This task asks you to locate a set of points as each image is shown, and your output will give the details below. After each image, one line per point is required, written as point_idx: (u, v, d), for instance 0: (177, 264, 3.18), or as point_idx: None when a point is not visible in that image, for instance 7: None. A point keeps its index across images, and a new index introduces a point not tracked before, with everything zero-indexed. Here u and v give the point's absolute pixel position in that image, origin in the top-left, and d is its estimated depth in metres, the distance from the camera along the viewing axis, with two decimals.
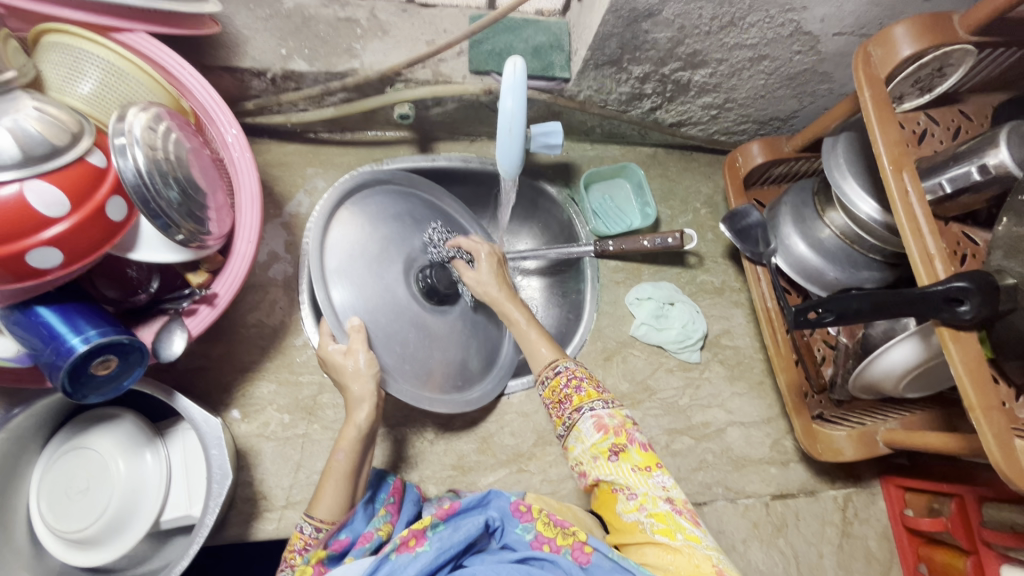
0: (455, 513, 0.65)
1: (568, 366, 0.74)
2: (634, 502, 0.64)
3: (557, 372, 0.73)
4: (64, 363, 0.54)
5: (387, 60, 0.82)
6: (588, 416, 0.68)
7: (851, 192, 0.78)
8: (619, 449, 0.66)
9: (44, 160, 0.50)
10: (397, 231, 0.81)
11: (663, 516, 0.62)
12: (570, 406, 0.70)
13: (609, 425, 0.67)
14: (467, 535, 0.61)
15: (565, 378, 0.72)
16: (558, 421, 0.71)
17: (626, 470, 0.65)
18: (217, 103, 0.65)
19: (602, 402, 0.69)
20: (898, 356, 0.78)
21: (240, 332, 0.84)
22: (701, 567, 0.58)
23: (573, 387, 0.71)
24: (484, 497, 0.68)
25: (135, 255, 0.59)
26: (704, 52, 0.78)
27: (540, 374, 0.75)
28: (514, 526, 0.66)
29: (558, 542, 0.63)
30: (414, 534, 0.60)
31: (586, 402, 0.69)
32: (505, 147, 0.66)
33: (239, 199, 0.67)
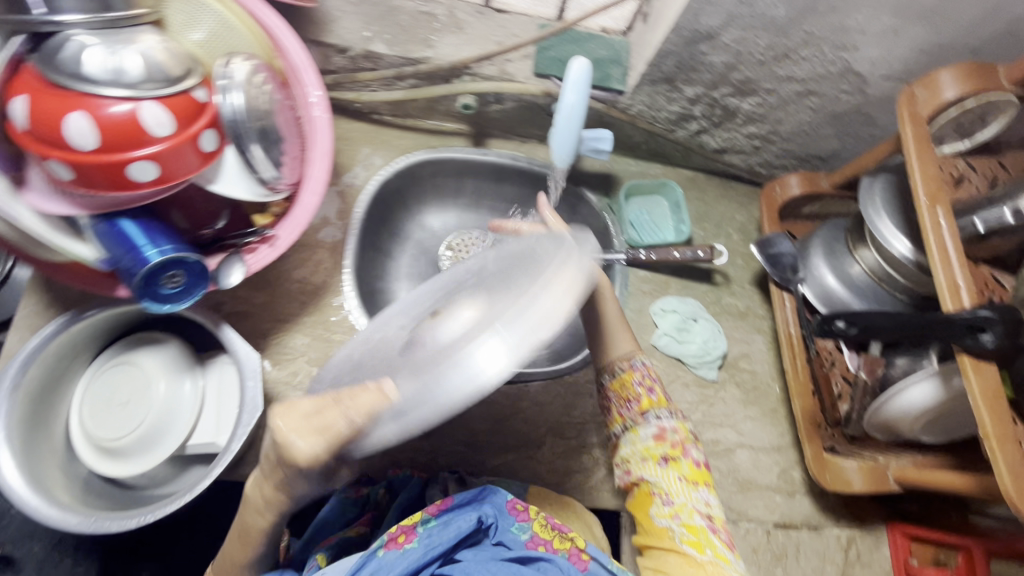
0: (447, 509, 0.69)
1: (643, 362, 0.78)
2: (669, 508, 0.70)
3: (632, 366, 0.78)
4: (142, 269, 0.60)
5: (458, 53, 0.89)
6: (652, 424, 0.75)
7: (886, 229, 0.81)
8: (671, 459, 0.73)
9: (160, 86, 0.56)
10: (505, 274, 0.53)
11: (696, 529, 0.68)
12: (637, 408, 0.76)
13: (668, 438, 0.74)
14: (459, 531, 0.66)
15: (639, 375, 0.77)
16: (619, 419, 0.77)
17: (674, 477, 0.72)
18: (308, 64, 0.70)
19: (668, 413, 0.76)
20: (917, 396, 0.80)
21: (285, 286, 0.89)
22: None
23: (646, 388, 0.77)
24: (479, 493, 0.71)
25: (214, 186, 0.64)
26: (755, 81, 0.83)
27: (613, 364, 0.78)
28: (510, 524, 0.70)
29: (554, 545, 0.69)
30: (403, 530, 0.65)
31: (653, 409, 0.76)
32: (560, 135, 0.71)
33: (311, 154, 0.72)
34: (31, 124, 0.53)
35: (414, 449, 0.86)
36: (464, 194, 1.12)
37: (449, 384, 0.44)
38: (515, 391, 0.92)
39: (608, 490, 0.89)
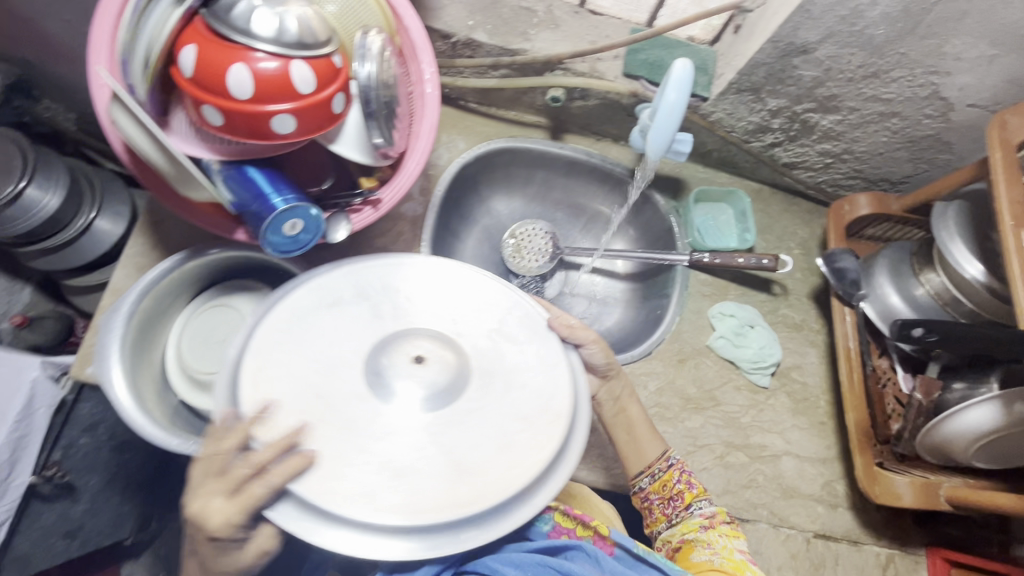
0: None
1: (676, 459, 0.83)
2: (709, 550, 0.75)
3: (670, 465, 0.82)
4: (269, 215, 0.65)
5: (554, 48, 0.93)
6: (696, 513, 0.79)
7: (958, 253, 0.83)
8: (710, 526, 0.78)
9: (310, 48, 0.61)
10: (503, 403, 0.63)
11: (737, 562, 0.73)
12: (680, 502, 0.80)
13: (710, 517, 0.79)
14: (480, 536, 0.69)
15: (677, 474, 0.81)
16: (664, 516, 0.81)
17: (715, 535, 0.77)
18: (425, 44, 0.76)
19: (707, 501, 0.80)
20: (975, 419, 0.81)
21: (366, 252, 0.94)
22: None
23: (686, 483, 0.81)
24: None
25: (335, 146, 0.70)
26: (840, 98, 0.86)
27: (651, 467, 0.82)
28: (534, 520, 0.76)
29: (577, 533, 0.74)
30: None
31: (695, 500, 0.80)
32: (659, 129, 0.76)
33: (418, 127, 0.77)
34: (195, 72, 0.59)
35: None
36: (533, 185, 1.16)
37: (400, 519, 0.54)
38: None
39: None
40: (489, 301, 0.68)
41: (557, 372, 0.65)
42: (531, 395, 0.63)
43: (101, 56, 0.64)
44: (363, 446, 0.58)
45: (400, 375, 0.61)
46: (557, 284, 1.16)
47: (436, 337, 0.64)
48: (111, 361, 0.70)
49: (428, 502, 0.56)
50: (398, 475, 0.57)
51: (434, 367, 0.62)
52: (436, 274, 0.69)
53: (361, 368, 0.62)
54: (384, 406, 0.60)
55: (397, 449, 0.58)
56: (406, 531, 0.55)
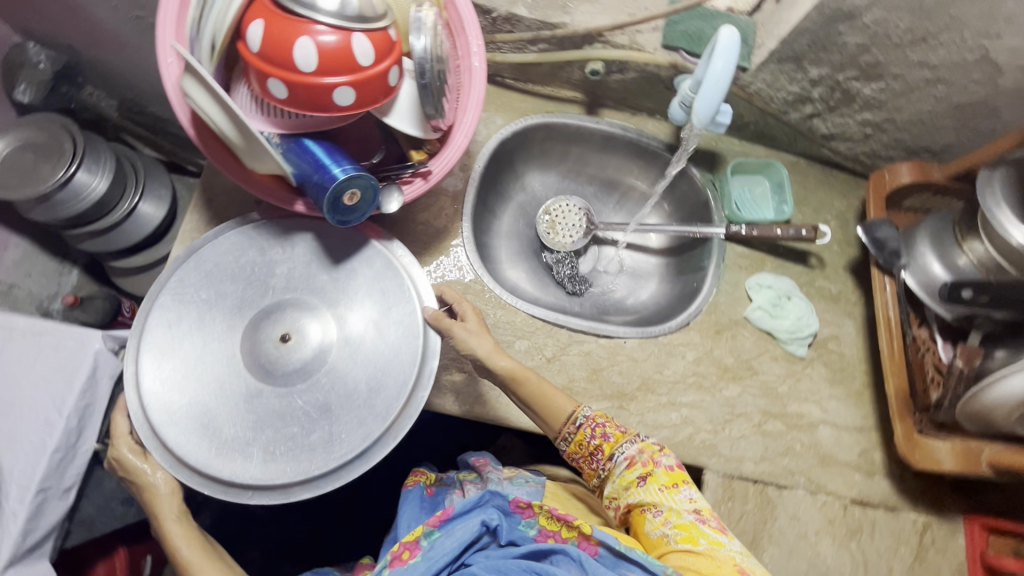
0: (449, 518, 0.70)
1: (588, 416, 0.82)
2: (661, 518, 0.74)
3: (579, 425, 0.81)
4: (329, 184, 0.67)
5: (593, 22, 0.93)
6: (620, 458, 0.79)
7: (1005, 220, 0.82)
8: (648, 475, 0.77)
9: (368, 21, 0.63)
10: (351, 388, 0.72)
11: (686, 525, 0.73)
12: (603, 455, 0.80)
13: (638, 459, 0.78)
14: (461, 541, 0.67)
15: (590, 430, 0.81)
16: (594, 472, 0.82)
17: (655, 490, 0.76)
18: (472, 16, 0.77)
19: (630, 441, 0.80)
20: (1017, 385, 0.82)
21: (410, 227, 0.97)
22: (723, 568, 0.68)
23: (600, 435, 0.81)
24: (479, 498, 0.72)
25: (389, 119, 0.72)
26: (885, 65, 0.85)
27: (562, 431, 0.82)
28: (517, 522, 0.72)
29: (563, 535, 0.71)
30: (407, 547, 0.67)
31: (616, 447, 0.80)
32: (705, 97, 0.75)
33: (465, 100, 0.78)
34: (262, 47, 0.61)
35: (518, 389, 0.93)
36: (568, 161, 1.18)
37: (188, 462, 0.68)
38: (612, 345, 0.98)
39: (694, 447, 0.94)
40: (373, 265, 0.77)
41: (409, 374, 0.72)
42: (379, 384, 0.72)
43: (170, 33, 0.66)
44: (201, 398, 0.70)
45: (267, 358, 0.72)
46: (590, 259, 1.19)
47: (314, 320, 0.74)
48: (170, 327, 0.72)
49: (252, 473, 0.68)
50: (189, 418, 0.69)
51: (305, 349, 0.73)
52: (345, 242, 0.78)
53: (240, 341, 0.73)
54: (253, 384, 0.72)
55: (227, 413, 0.70)
56: (207, 479, 0.68)
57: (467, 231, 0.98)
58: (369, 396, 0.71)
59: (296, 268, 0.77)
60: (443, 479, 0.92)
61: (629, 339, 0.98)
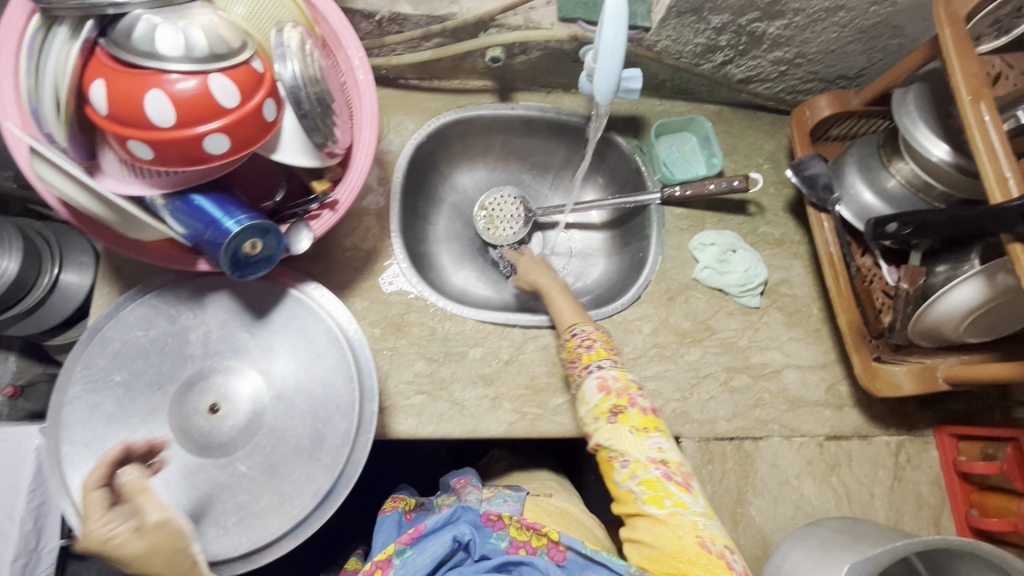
0: (421, 535, 0.74)
1: (583, 329, 0.89)
2: (628, 471, 0.80)
3: (573, 334, 0.89)
4: (224, 241, 0.63)
5: (483, 6, 0.88)
6: (595, 375, 0.84)
7: (923, 137, 0.82)
8: (619, 411, 0.83)
9: (222, 59, 0.58)
10: (294, 444, 0.71)
11: (653, 483, 0.79)
12: (581, 364, 0.86)
13: (613, 388, 0.83)
14: (433, 557, 0.71)
15: (580, 340, 0.88)
16: (571, 377, 0.88)
17: (625, 432, 0.82)
18: (347, 28, 0.72)
19: (609, 363, 0.85)
20: (960, 296, 0.83)
21: (337, 254, 0.92)
22: (684, 540, 0.76)
23: (585, 347, 0.87)
24: (451, 515, 0.76)
25: (277, 156, 0.67)
26: (783, 1, 0.83)
27: (561, 336, 0.91)
28: (488, 536, 0.76)
29: (533, 545, 0.76)
30: (379, 565, 0.72)
31: (595, 360, 0.86)
32: (603, 71, 0.73)
33: (359, 118, 0.74)
34: (110, 107, 0.56)
35: (481, 398, 0.90)
36: (493, 152, 1.14)
37: None
38: None
39: (665, 418, 0.94)
40: (292, 313, 0.75)
41: (351, 419, 0.72)
42: (322, 435, 0.72)
43: (9, 109, 0.60)
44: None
45: (200, 431, 0.70)
46: (537, 246, 1.17)
47: (241, 381, 0.73)
48: (86, 418, 0.68)
49: (207, 550, 0.67)
50: None
51: (238, 414, 0.71)
52: (258, 293, 0.75)
53: (167, 420, 0.70)
54: (191, 461, 0.70)
55: (169, 495, 0.68)
56: None
57: (400, 249, 0.95)
58: (313, 450, 0.71)
59: (212, 331, 0.74)
60: (421, 503, 0.93)
61: None
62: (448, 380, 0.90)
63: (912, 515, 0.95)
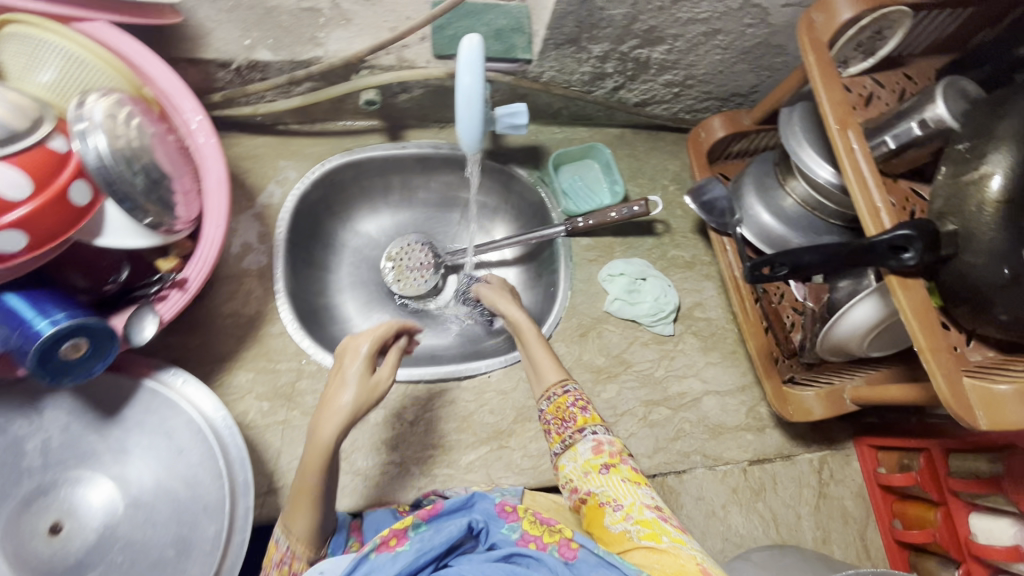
0: (438, 514, 0.62)
1: (574, 387, 0.81)
2: (621, 513, 0.69)
3: (563, 390, 0.81)
4: (33, 345, 0.55)
5: (351, 48, 0.83)
6: (589, 438, 0.76)
7: (810, 158, 0.80)
8: (612, 466, 0.74)
9: (9, 143, 0.52)
10: (157, 555, 0.64)
11: (648, 521, 0.67)
12: (573, 426, 0.78)
13: (606, 449, 0.75)
14: (450, 537, 0.57)
15: (572, 399, 0.81)
16: (558, 438, 0.79)
17: (618, 482, 0.72)
18: (181, 90, 0.66)
19: (603, 427, 0.78)
20: (859, 315, 0.80)
21: (216, 323, 0.85)
22: (686, 566, 0.60)
23: (579, 408, 0.80)
24: (468, 499, 0.66)
25: (101, 241, 0.59)
26: (660, 28, 0.81)
27: (546, 391, 0.82)
28: (500, 527, 0.64)
29: (545, 540, 0.62)
30: (395, 533, 0.57)
31: (588, 424, 0.78)
32: (465, 122, 0.68)
33: (206, 184, 0.67)
34: None
35: (386, 463, 0.84)
36: (394, 193, 1.07)
37: None
38: (477, 384, 0.91)
39: None
40: (148, 407, 0.67)
41: (220, 521, 0.64)
42: (189, 542, 0.64)
43: None
44: None
45: (40, 559, 0.62)
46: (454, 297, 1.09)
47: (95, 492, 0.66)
48: None
49: None
50: None
51: (86, 532, 0.65)
52: (104, 389, 0.66)
53: None
54: None
55: None
56: None
57: (287, 312, 0.88)
58: (178, 561, 0.64)
59: (55, 439, 0.65)
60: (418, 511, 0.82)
61: (494, 373, 0.92)
62: (347, 449, 0.83)
63: (839, 531, 0.94)
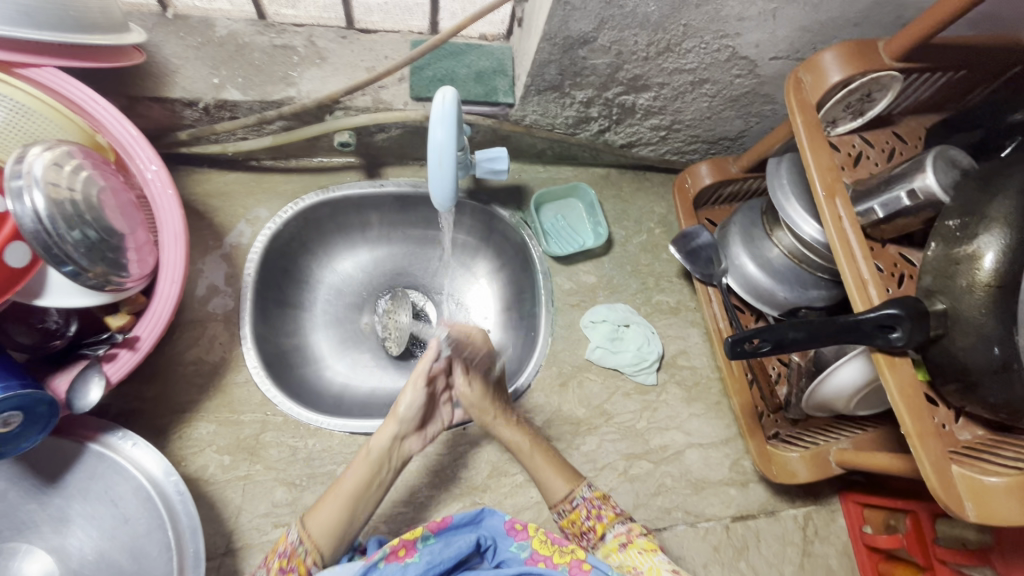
0: (446, 528, 0.70)
1: (585, 495, 0.78)
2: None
3: (575, 504, 0.78)
4: None
5: (325, 87, 0.80)
6: (610, 536, 0.75)
7: (794, 213, 0.78)
8: (629, 542, 0.73)
9: None
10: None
11: None
12: (594, 536, 0.76)
13: (629, 537, 0.73)
14: (457, 552, 0.67)
15: (585, 511, 0.77)
16: (583, 550, 0.78)
17: (633, 554, 0.71)
18: (136, 138, 0.63)
19: (621, 522, 0.76)
20: (845, 376, 0.77)
21: (177, 370, 0.81)
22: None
23: (595, 517, 0.76)
24: (478, 515, 0.71)
25: (43, 301, 0.56)
26: (646, 77, 0.78)
27: (557, 506, 0.78)
28: (509, 544, 0.71)
29: (554, 560, 0.68)
30: (404, 544, 0.66)
31: (607, 528, 0.75)
32: (437, 178, 0.65)
33: (162, 237, 0.64)
34: None
35: None
36: (372, 228, 1.04)
37: None
38: (451, 436, 0.87)
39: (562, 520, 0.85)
40: (93, 473, 0.63)
41: None
42: None
43: None
44: None
45: None
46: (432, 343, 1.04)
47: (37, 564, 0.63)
48: None
49: None
50: None
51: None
52: (43, 455, 0.62)
53: None
54: None
55: None
56: None
57: (253, 359, 0.84)
58: None
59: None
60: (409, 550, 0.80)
61: (470, 424, 0.88)
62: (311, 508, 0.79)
63: None
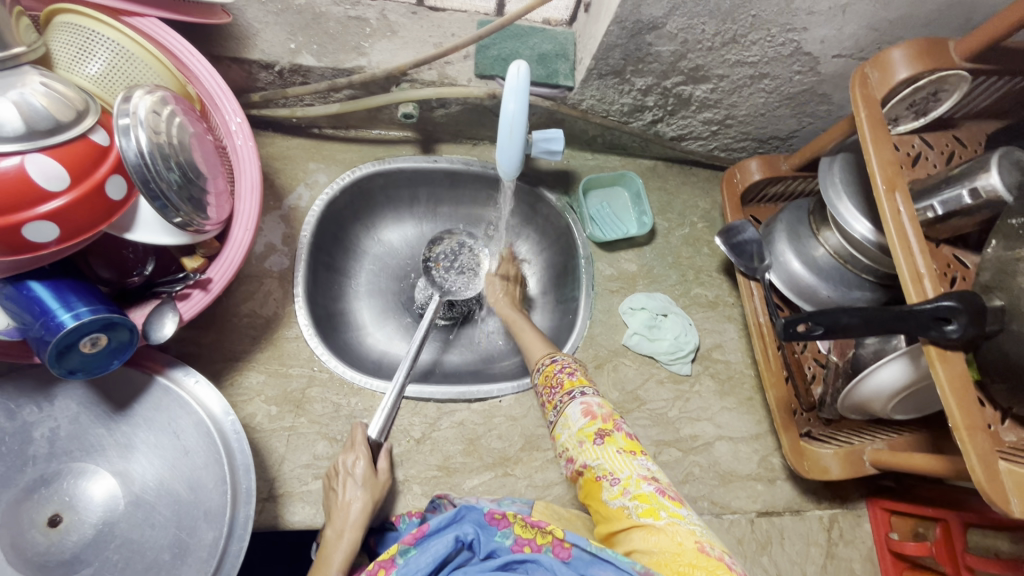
0: (425, 536, 0.62)
1: (562, 358, 0.84)
2: (618, 487, 0.69)
3: (551, 361, 0.84)
4: (52, 338, 0.54)
5: (394, 59, 0.83)
6: (578, 401, 0.76)
7: (845, 211, 0.77)
8: (606, 434, 0.73)
9: (48, 135, 0.51)
10: (152, 558, 0.63)
11: (646, 496, 0.68)
12: (561, 391, 0.79)
13: (597, 411, 0.75)
14: (438, 556, 0.58)
15: (560, 366, 0.82)
16: (550, 406, 0.80)
17: (612, 453, 0.72)
18: (224, 90, 0.67)
19: (592, 389, 0.78)
20: (885, 378, 0.76)
21: (232, 321, 0.84)
22: (684, 545, 0.62)
23: (566, 373, 0.81)
24: (456, 513, 0.64)
25: (131, 235, 0.59)
26: (706, 67, 0.80)
27: (537, 364, 0.85)
28: (492, 535, 0.64)
29: (537, 542, 0.62)
30: (382, 565, 0.58)
31: (576, 388, 0.79)
32: (504, 149, 0.67)
33: (239, 186, 0.68)
34: None
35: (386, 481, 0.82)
36: (420, 203, 1.06)
37: None
38: (485, 408, 0.89)
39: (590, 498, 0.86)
40: (158, 404, 0.67)
41: (218, 528, 0.63)
42: (185, 548, 0.63)
43: None
44: None
45: (37, 551, 0.62)
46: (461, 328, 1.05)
47: (96, 484, 0.65)
48: None
49: None
50: None
51: (84, 527, 0.64)
52: (113, 382, 0.66)
53: None
54: None
55: None
56: None
57: (303, 317, 0.87)
58: (175, 563, 0.63)
59: (62, 428, 0.65)
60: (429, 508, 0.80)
61: (505, 398, 0.90)
62: None
63: None
